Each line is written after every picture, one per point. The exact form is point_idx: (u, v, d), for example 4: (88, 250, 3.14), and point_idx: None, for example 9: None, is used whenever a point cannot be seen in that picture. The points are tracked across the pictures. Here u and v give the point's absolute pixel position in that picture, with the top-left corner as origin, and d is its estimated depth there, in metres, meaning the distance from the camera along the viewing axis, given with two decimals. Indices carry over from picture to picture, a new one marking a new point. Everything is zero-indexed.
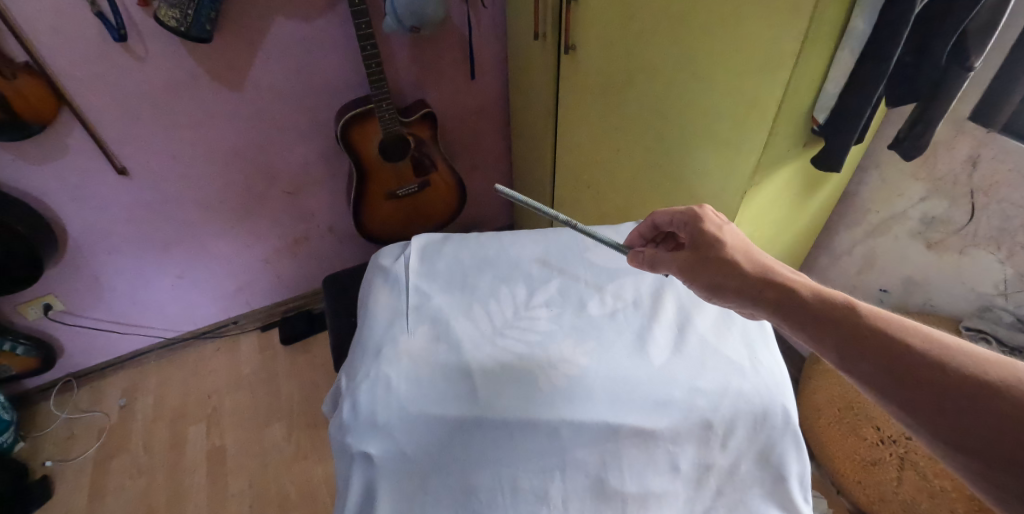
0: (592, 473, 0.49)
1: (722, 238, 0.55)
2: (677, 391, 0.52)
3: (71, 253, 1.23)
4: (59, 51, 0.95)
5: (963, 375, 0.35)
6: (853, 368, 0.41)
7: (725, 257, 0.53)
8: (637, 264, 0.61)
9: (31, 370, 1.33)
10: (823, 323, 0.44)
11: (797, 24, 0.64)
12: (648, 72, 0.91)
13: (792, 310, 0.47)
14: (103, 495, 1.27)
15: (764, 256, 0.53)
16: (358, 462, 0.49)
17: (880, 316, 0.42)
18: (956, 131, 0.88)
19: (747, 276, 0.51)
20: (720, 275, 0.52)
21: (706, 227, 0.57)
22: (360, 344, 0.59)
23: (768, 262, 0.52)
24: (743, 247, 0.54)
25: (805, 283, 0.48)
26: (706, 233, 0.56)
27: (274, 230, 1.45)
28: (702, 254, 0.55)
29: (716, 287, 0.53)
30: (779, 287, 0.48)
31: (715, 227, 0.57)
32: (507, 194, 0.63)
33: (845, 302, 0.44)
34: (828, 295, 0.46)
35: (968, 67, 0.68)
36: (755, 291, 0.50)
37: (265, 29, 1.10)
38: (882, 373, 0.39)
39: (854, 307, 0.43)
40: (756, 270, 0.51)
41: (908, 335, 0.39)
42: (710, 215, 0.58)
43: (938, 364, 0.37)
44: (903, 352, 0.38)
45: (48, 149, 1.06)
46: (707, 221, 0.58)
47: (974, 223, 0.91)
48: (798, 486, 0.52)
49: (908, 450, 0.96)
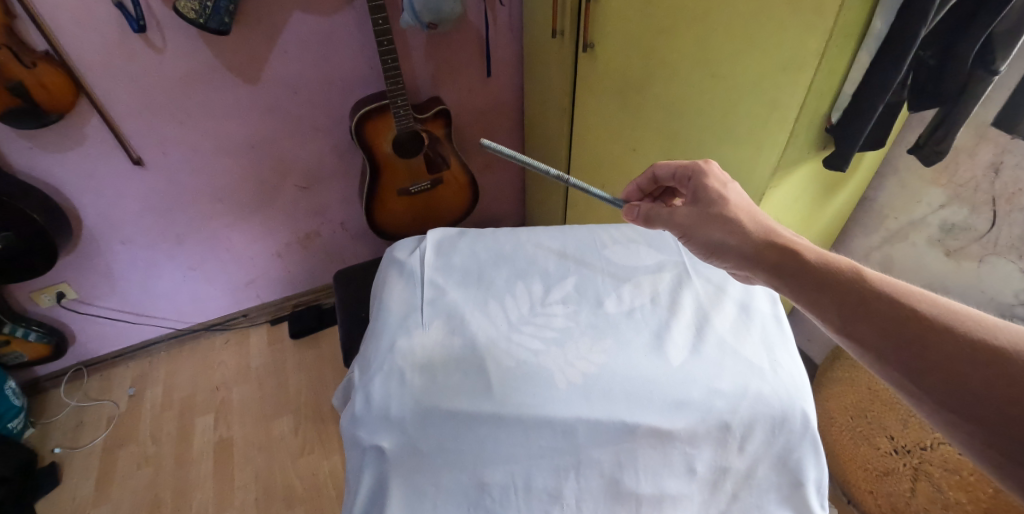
0: (607, 473, 0.48)
1: (725, 194, 0.56)
2: (695, 391, 0.51)
3: (85, 242, 1.23)
4: (78, 41, 0.96)
5: (966, 338, 0.34)
6: (851, 330, 0.40)
7: (728, 216, 0.54)
8: (631, 219, 0.63)
9: (42, 357, 1.34)
10: (822, 285, 0.43)
11: (821, 26, 0.64)
12: (667, 70, 0.91)
13: (796, 274, 0.46)
14: (110, 483, 1.27)
15: (769, 219, 0.53)
16: (370, 454, 0.48)
17: (884, 281, 0.41)
18: (978, 137, 0.86)
19: (750, 237, 0.51)
20: (721, 232, 0.53)
21: (711, 184, 0.58)
22: (374, 336, 0.59)
23: (770, 225, 0.51)
24: (749, 209, 0.54)
25: (812, 248, 0.47)
26: (710, 189, 0.58)
27: (287, 224, 1.46)
28: (706, 211, 0.56)
29: (719, 247, 0.53)
30: (782, 255, 0.47)
31: (720, 186, 0.58)
32: (495, 149, 0.63)
33: (848, 268, 0.43)
34: (832, 260, 0.45)
35: (992, 70, 0.65)
36: (759, 254, 0.49)
37: (284, 23, 1.10)
38: (881, 333, 0.38)
39: (859, 273, 0.42)
40: (759, 234, 0.51)
41: (914, 301, 0.39)
42: (715, 172, 0.60)
43: (940, 326, 0.36)
44: (907, 314, 0.38)
45: (66, 138, 1.07)
46: (711, 176, 0.59)
47: (995, 231, 0.89)
48: (815, 492, 0.51)
49: (922, 460, 0.93)
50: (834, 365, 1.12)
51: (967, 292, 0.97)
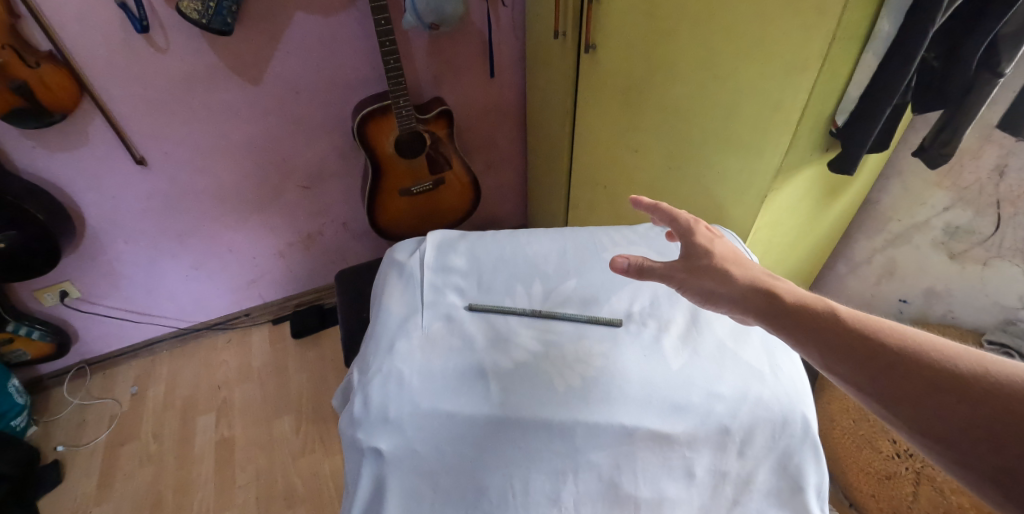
0: (606, 477, 0.48)
1: (713, 248, 0.52)
2: (694, 395, 0.51)
3: (88, 241, 1.24)
4: (82, 41, 0.97)
5: (945, 372, 0.35)
6: (837, 370, 0.40)
7: (719, 270, 0.50)
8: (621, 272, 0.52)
9: (45, 355, 1.35)
10: (806, 325, 0.42)
11: (824, 27, 0.63)
12: (669, 71, 0.90)
13: (777, 314, 0.45)
14: (112, 481, 1.28)
15: (753, 267, 0.51)
16: (368, 456, 0.48)
17: (863, 320, 0.41)
18: (983, 140, 0.86)
19: (737, 283, 0.48)
20: (713, 283, 0.50)
21: (698, 240, 0.53)
22: (373, 337, 0.59)
23: (755, 272, 0.49)
24: (735, 259, 0.51)
25: (792, 289, 0.47)
26: (698, 243, 0.53)
27: (289, 224, 1.46)
28: (695, 264, 0.52)
29: (709, 296, 0.50)
30: (766, 297, 0.46)
31: (706, 240, 0.53)
32: None
33: (827, 309, 0.43)
34: (810, 301, 0.44)
35: (998, 73, 0.65)
36: (743, 297, 0.47)
37: (286, 23, 1.10)
38: (864, 372, 0.38)
39: (835, 312, 0.42)
40: (746, 282, 0.48)
41: (890, 338, 0.39)
42: (703, 229, 0.55)
43: (919, 362, 0.36)
44: (888, 354, 0.38)
45: (70, 137, 1.07)
46: (700, 232, 0.54)
47: (999, 234, 0.89)
48: (814, 496, 0.50)
49: (925, 464, 0.93)
50: None
51: (971, 295, 0.98)
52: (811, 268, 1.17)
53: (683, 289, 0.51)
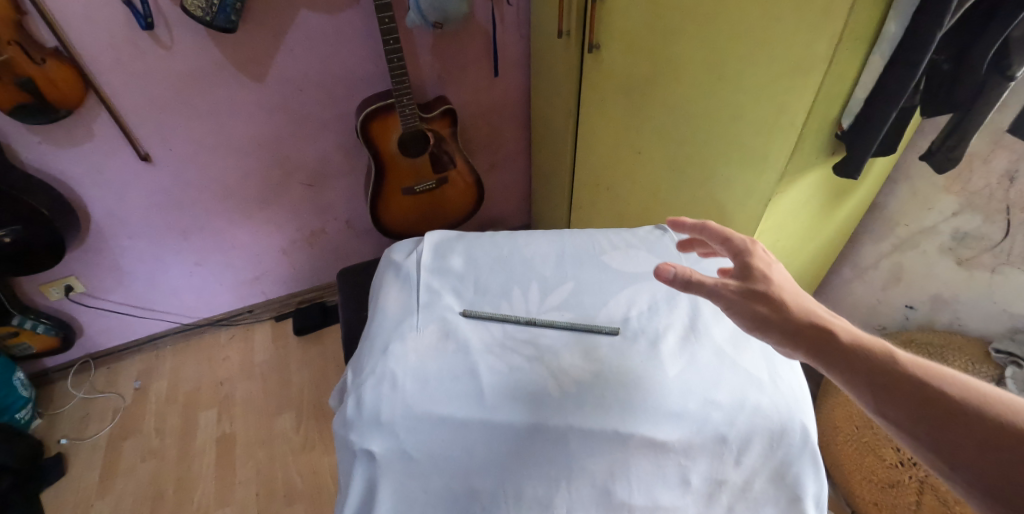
0: (599, 484, 0.47)
1: (770, 273, 0.49)
2: (691, 402, 0.51)
3: (93, 236, 1.25)
4: (87, 38, 0.97)
5: (1009, 429, 0.34)
6: (892, 415, 0.39)
7: (771, 296, 0.47)
8: (668, 279, 0.48)
9: (50, 349, 1.36)
10: (864, 368, 0.41)
11: (831, 28, 0.62)
12: (674, 72, 0.89)
13: (831, 353, 0.43)
14: (114, 474, 1.29)
15: (807, 298, 0.48)
16: (360, 458, 0.48)
17: (925, 369, 0.40)
18: (993, 144, 0.84)
19: (789, 313, 0.46)
20: (765, 309, 0.47)
21: (754, 262, 0.50)
22: (368, 338, 0.58)
23: (808, 305, 0.47)
24: (790, 288, 0.48)
25: (844, 326, 0.45)
26: (755, 267, 0.50)
27: (292, 221, 1.46)
28: (750, 287, 0.48)
29: (759, 322, 0.47)
30: (819, 334, 0.44)
31: (764, 265, 0.50)
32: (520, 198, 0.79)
33: (886, 352, 0.41)
34: (865, 341, 0.43)
35: (1009, 76, 0.63)
36: (795, 329, 0.45)
37: (291, 20, 1.10)
38: (926, 425, 0.37)
39: (894, 357, 0.41)
40: (800, 315, 0.46)
41: (957, 392, 0.37)
42: (761, 252, 0.52)
43: (983, 418, 0.35)
44: (951, 408, 0.37)
45: (75, 133, 1.08)
46: (757, 256, 0.51)
47: (1009, 240, 0.87)
48: (814, 506, 0.49)
49: (929, 474, 0.91)
50: None
51: (979, 303, 0.96)
52: (816, 273, 1.16)
53: (731, 310, 0.48)
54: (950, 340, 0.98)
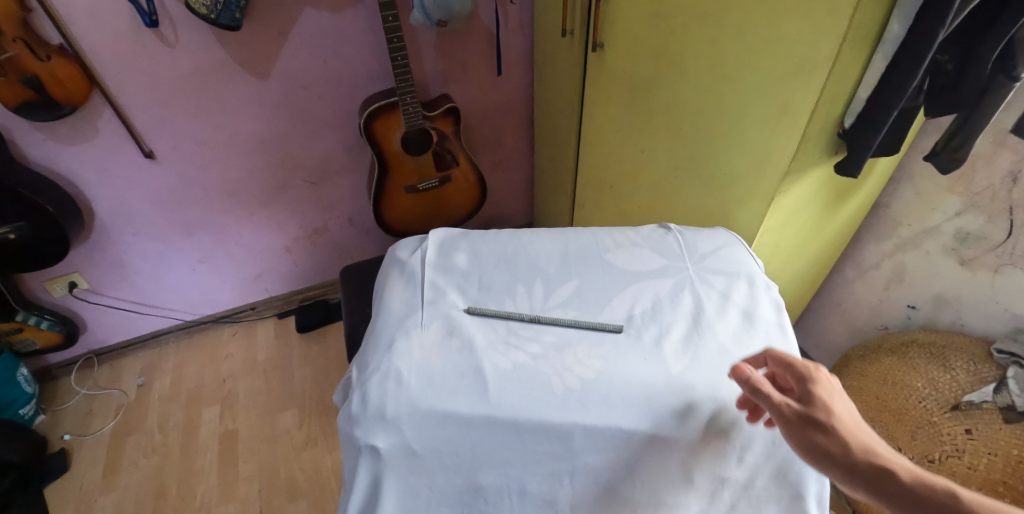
0: (602, 480, 0.48)
1: (832, 403, 0.46)
2: (694, 400, 0.51)
3: (97, 233, 1.25)
4: (91, 35, 0.97)
5: None
6: None
7: (831, 427, 0.44)
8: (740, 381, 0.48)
9: (54, 345, 1.37)
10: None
11: (835, 28, 0.62)
12: (678, 71, 0.89)
13: (898, 499, 0.40)
14: (118, 470, 1.29)
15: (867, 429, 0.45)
16: (365, 453, 0.49)
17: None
18: (997, 144, 0.84)
19: (851, 449, 0.43)
20: (827, 441, 0.44)
21: (816, 390, 0.47)
22: (373, 335, 0.59)
23: (866, 439, 0.44)
24: (853, 419, 0.45)
25: (901, 462, 0.43)
26: (816, 394, 0.47)
27: (295, 218, 1.47)
28: (812, 416, 0.45)
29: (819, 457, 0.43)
30: (879, 477, 0.41)
31: (827, 392, 0.47)
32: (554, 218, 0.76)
33: (953, 494, 0.39)
34: (930, 481, 0.41)
35: (1014, 77, 0.63)
36: (856, 471, 0.42)
37: (294, 18, 1.10)
38: None
39: (962, 498, 0.39)
40: (859, 452, 0.43)
41: None
42: (824, 378, 0.49)
43: None
44: None
45: (79, 130, 1.08)
46: (819, 382, 0.48)
47: (1012, 241, 0.87)
48: (816, 503, 0.49)
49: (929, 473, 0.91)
50: (843, 372, 1.12)
51: (981, 302, 0.96)
52: (819, 272, 1.16)
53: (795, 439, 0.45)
54: (953, 338, 0.98)
